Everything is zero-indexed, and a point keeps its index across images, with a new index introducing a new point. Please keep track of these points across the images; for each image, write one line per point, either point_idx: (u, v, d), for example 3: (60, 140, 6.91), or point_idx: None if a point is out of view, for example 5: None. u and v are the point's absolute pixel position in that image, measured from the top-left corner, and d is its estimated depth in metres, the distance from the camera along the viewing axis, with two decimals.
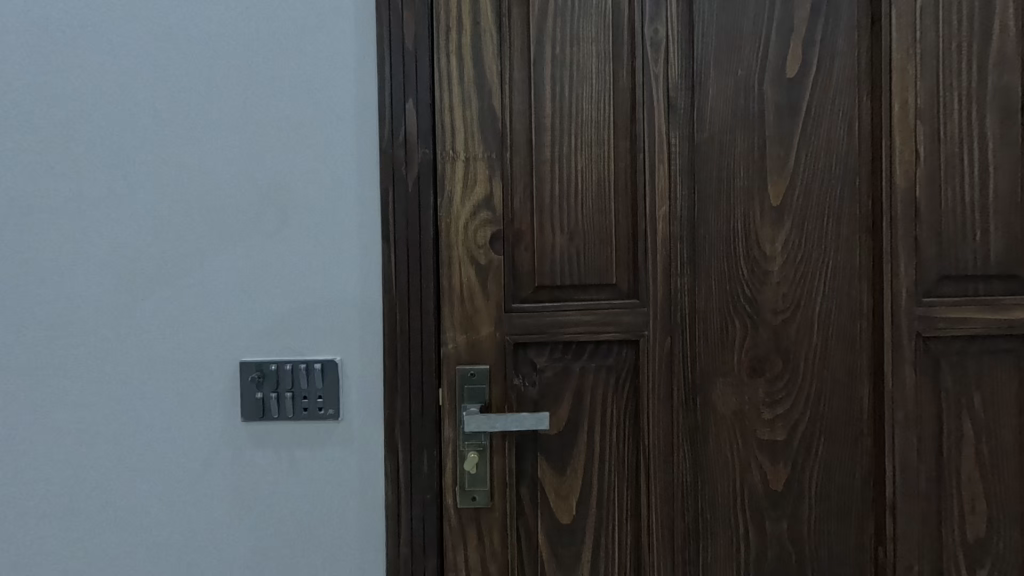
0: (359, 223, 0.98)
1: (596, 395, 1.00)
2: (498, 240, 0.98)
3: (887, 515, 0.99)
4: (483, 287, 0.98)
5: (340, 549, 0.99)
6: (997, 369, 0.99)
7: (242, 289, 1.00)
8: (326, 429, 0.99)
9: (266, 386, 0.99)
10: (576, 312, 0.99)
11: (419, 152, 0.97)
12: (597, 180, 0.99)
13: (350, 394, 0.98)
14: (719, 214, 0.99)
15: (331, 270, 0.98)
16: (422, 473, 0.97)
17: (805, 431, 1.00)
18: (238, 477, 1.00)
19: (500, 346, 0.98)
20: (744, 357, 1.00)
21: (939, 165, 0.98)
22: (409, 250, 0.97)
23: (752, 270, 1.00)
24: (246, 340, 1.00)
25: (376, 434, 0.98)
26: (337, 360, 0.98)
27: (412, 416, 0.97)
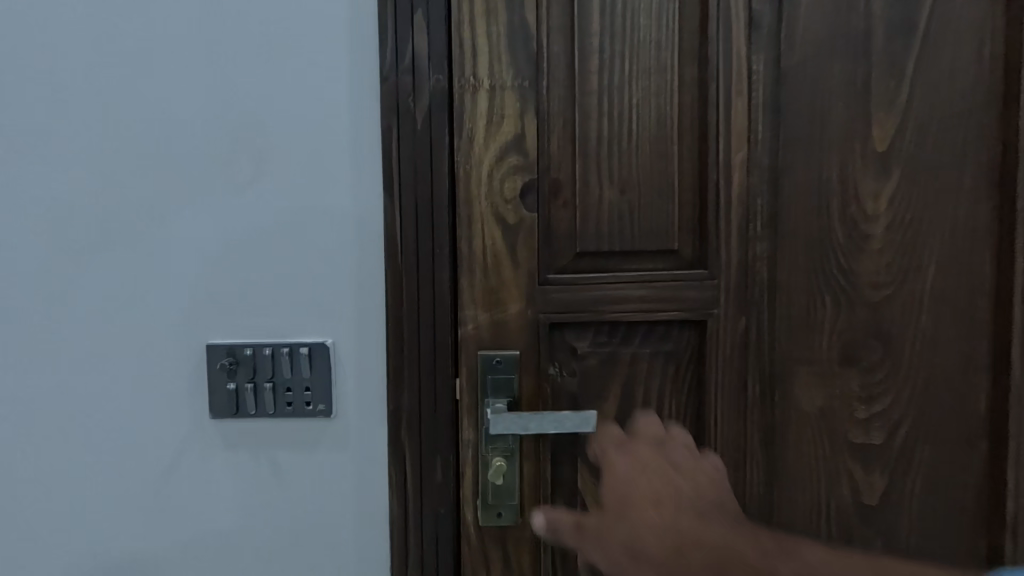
0: (354, 171, 0.76)
1: (650, 388, 0.81)
2: (531, 193, 0.77)
3: (1004, 537, 0.81)
4: (512, 253, 0.77)
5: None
6: None
7: (206, 255, 0.78)
8: (315, 430, 0.79)
9: (238, 376, 0.78)
10: (628, 285, 0.79)
11: (432, 79, 0.75)
12: (657, 118, 0.78)
13: (345, 386, 0.78)
14: (811, 163, 0.78)
15: (319, 230, 0.77)
16: (435, 483, 0.78)
17: (907, 434, 0.81)
18: (206, 491, 0.80)
19: (533, 328, 0.78)
20: (835, 342, 0.80)
21: None
22: (419, 205, 0.76)
23: (850, 235, 0.79)
24: (213, 319, 0.78)
25: (379, 436, 0.79)
26: (329, 343, 0.78)
27: (422, 414, 0.78)
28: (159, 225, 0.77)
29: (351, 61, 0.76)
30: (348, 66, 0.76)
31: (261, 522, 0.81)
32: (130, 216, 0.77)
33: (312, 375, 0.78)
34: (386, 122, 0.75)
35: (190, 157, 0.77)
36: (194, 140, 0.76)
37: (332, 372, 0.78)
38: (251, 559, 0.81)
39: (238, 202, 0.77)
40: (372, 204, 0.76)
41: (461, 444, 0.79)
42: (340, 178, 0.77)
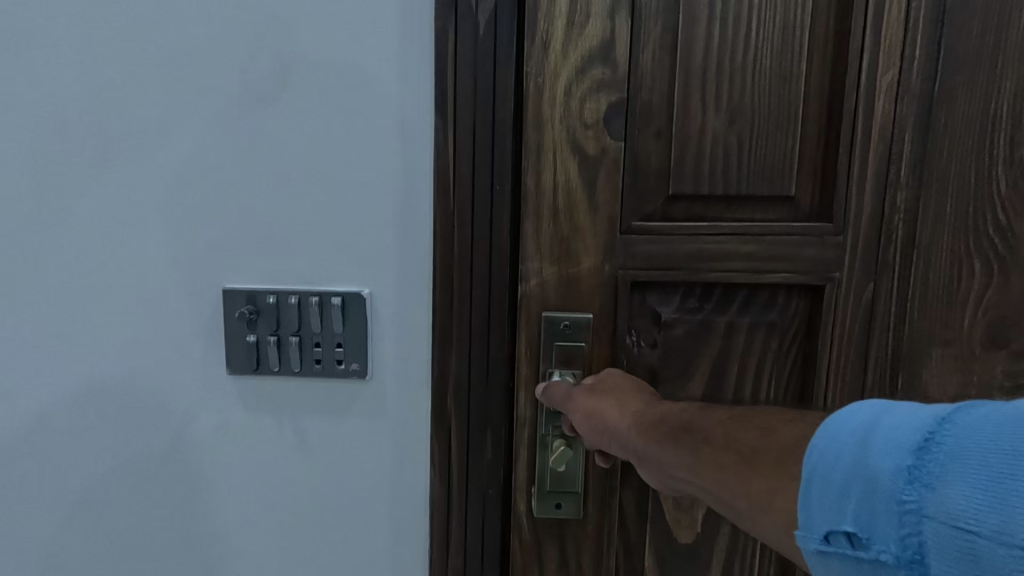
0: (398, 83, 0.60)
1: (747, 366, 0.67)
2: (618, 119, 0.61)
3: None
4: (590, 193, 0.62)
5: (365, 568, 0.70)
6: None
7: (216, 184, 0.64)
8: (347, 398, 0.67)
9: (260, 327, 0.65)
10: (731, 238, 0.64)
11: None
12: (783, 26, 0.61)
13: (384, 344, 0.65)
14: (977, 90, 0.61)
15: (353, 158, 0.62)
16: (485, 465, 0.66)
17: None
18: (218, 464, 0.69)
19: (610, 287, 0.64)
20: (982, 319, 0.65)
21: None
22: (478, 125, 0.60)
23: (1017, 187, 0.63)
24: (227, 263, 0.65)
25: (420, 411, 0.66)
26: (366, 295, 0.64)
27: (474, 383, 0.64)
28: (161, 147, 0.63)
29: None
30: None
31: (278, 502, 0.69)
32: (124, 129, 0.63)
33: (346, 331, 0.65)
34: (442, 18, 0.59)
35: (197, 62, 0.62)
36: (202, 39, 0.61)
37: (369, 328, 0.65)
38: (265, 540, 0.70)
39: (255, 120, 0.62)
40: (418, 126, 0.61)
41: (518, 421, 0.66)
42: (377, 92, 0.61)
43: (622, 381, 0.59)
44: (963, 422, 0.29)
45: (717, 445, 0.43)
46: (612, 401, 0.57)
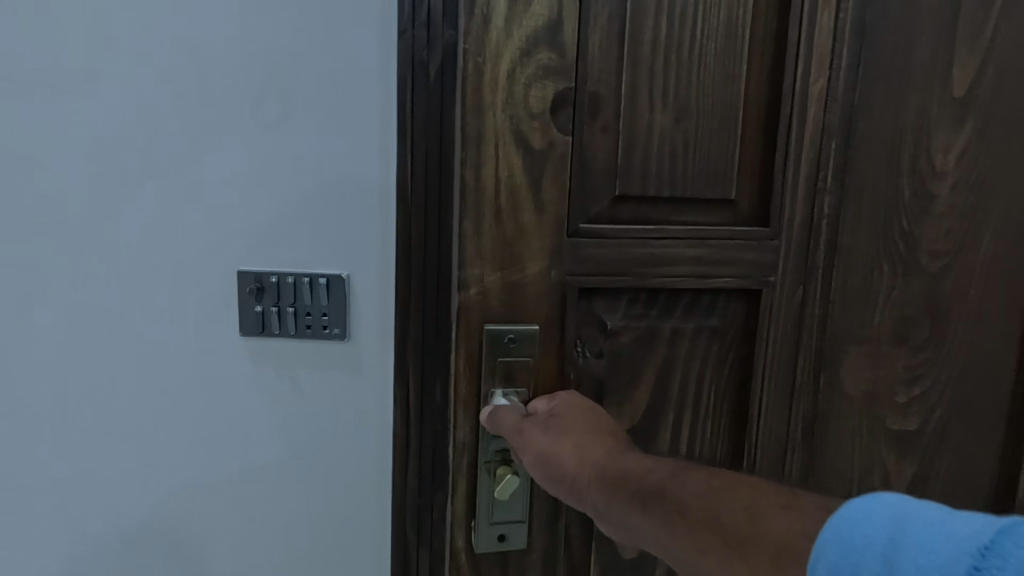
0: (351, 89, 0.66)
1: (689, 372, 0.65)
2: (566, 110, 0.56)
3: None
4: (536, 192, 0.56)
5: (329, 538, 0.75)
6: None
7: (182, 188, 0.68)
8: (334, 371, 0.72)
9: (260, 303, 0.70)
10: (677, 243, 0.62)
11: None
12: (726, 24, 0.59)
13: (361, 314, 0.71)
14: (889, 104, 0.65)
15: (316, 164, 0.67)
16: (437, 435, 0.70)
17: (941, 420, 0.74)
18: (180, 454, 0.73)
19: (557, 295, 0.58)
20: (888, 317, 0.70)
21: None
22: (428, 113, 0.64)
23: (917, 196, 0.68)
24: (191, 255, 0.70)
25: (379, 386, 0.72)
26: (347, 276, 0.70)
27: (430, 354, 0.68)
28: (128, 140, 0.67)
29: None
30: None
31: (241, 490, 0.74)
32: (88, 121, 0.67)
33: (329, 307, 0.70)
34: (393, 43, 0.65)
35: (156, 66, 0.66)
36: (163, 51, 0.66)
37: (349, 302, 0.71)
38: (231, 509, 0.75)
39: (217, 115, 0.67)
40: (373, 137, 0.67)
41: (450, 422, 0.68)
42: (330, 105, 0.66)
43: (578, 418, 0.53)
44: (1011, 558, 0.26)
45: (695, 520, 0.39)
46: (568, 445, 0.51)
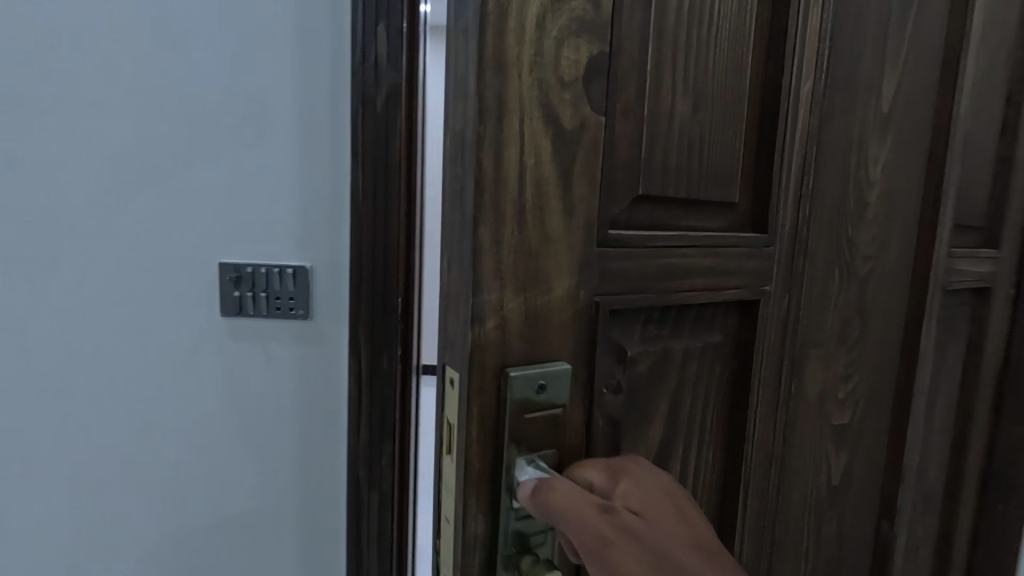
0: (301, 129, 0.95)
1: (696, 396, 0.58)
2: (600, 82, 0.43)
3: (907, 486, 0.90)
4: (566, 188, 0.42)
5: (291, 457, 1.04)
6: (963, 323, 0.96)
7: (169, 195, 0.95)
8: (298, 333, 1.01)
9: (243, 285, 0.98)
10: (697, 252, 0.53)
11: (382, 65, 0.91)
12: (739, 6, 0.53)
13: (319, 292, 0.99)
14: (845, 113, 0.67)
15: (279, 186, 0.96)
16: (378, 379, 0.99)
17: (862, 409, 0.81)
18: (167, 394, 1.01)
19: (582, 322, 0.45)
20: (837, 319, 0.73)
21: (982, 98, 0.85)
22: (373, 158, 0.93)
23: (858, 203, 0.72)
24: (173, 246, 0.97)
25: (330, 342, 1.01)
26: (309, 268, 0.98)
27: (373, 320, 0.97)
28: (127, 160, 0.94)
29: (320, 43, 0.93)
30: (298, 52, 0.93)
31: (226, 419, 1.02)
32: (95, 143, 0.93)
33: (295, 289, 0.99)
34: (350, 99, 0.94)
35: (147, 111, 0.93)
36: (157, 104, 0.93)
37: (310, 286, 0.99)
38: (208, 435, 1.03)
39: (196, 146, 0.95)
40: (333, 167, 0.96)
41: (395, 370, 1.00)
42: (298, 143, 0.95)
43: (668, 527, 0.45)
44: None
45: None
46: None
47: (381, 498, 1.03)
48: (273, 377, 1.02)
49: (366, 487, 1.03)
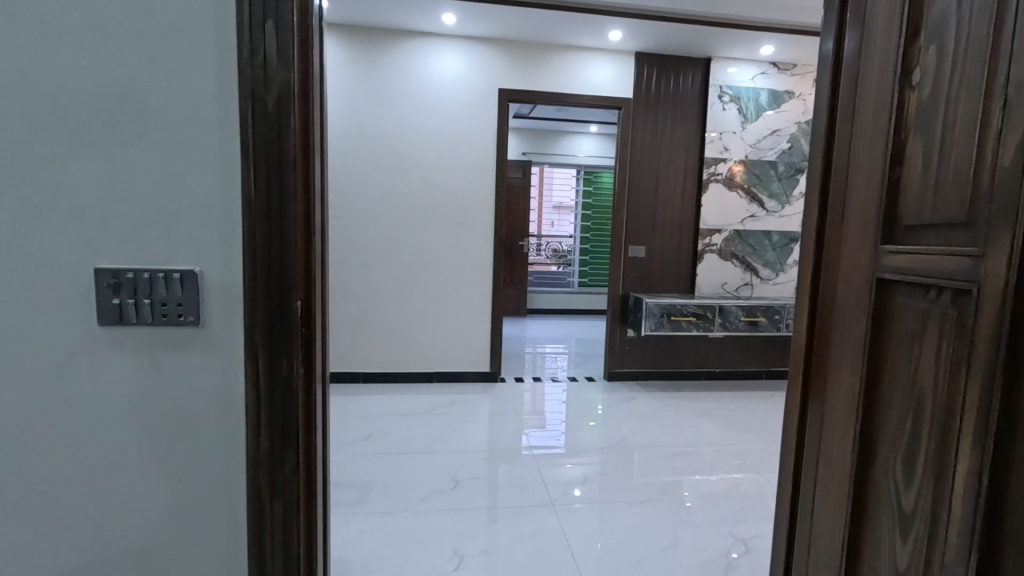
0: (183, 98, 0.75)
1: None
2: None
3: (817, 470, 0.93)
4: None
5: (190, 505, 0.84)
6: (804, 316, 0.99)
7: (15, 180, 0.74)
8: (190, 353, 0.80)
9: (123, 295, 0.77)
10: None
11: (271, 42, 0.74)
12: None
13: (213, 298, 0.79)
14: None
15: (162, 171, 0.76)
16: (283, 396, 0.81)
17: (914, 442, 0.71)
18: (17, 438, 0.79)
19: None
20: (991, 353, 0.60)
21: (851, 106, 0.87)
22: (272, 141, 0.76)
23: (1001, 219, 0.59)
24: (25, 246, 0.75)
25: (230, 359, 0.80)
26: (199, 272, 0.78)
27: (273, 325, 0.79)
28: None
29: (194, 19, 0.74)
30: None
31: (92, 459, 0.81)
32: None
33: (184, 296, 0.78)
34: (235, 84, 0.75)
35: None
36: None
37: (204, 292, 0.79)
38: (76, 489, 0.81)
39: (43, 119, 0.74)
40: (221, 161, 0.76)
41: (299, 389, 0.81)
42: (174, 130, 0.76)
43: None
44: None
45: None
46: None
47: (291, 542, 0.85)
48: (159, 412, 0.81)
49: (269, 530, 0.84)
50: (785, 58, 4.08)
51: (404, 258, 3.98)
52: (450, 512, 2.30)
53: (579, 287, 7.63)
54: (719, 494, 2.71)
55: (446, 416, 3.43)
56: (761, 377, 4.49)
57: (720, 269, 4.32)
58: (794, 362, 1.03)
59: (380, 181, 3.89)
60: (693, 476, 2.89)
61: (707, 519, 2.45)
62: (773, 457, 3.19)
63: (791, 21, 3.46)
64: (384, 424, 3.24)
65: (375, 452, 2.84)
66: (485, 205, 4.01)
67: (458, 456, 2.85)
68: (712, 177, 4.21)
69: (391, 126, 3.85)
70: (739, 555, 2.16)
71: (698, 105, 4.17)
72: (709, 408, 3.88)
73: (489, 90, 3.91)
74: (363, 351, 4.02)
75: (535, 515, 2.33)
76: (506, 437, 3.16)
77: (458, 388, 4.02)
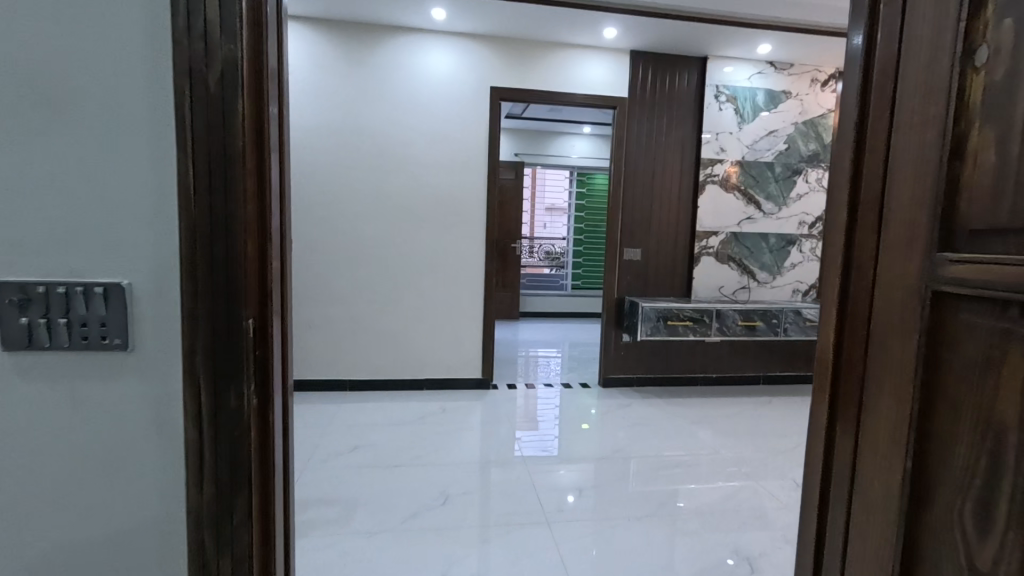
0: (103, 76, 0.63)
1: None
2: None
3: (851, 504, 0.83)
4: None
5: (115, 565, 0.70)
6: (835, 331, 0.88)
7: None
8: (114, 381, 0.67)
9: (31, 313, 0.65)
10: None
11: (212, 9, 0.62)
12: None
13: (143, 316, 0.66)
14: None
15: (78, 165, 0.64)
16: (228, 432, 0.68)
17: (991, 486, 0.60)
18: None
19: None
20: None
21: (892, 95, 0.77)
22: (214, 128, 0.63)
23: None
24: None
25: (165, 388, 0.68)
26: (126, 284, 0.66)
27: (216, 347, 0.66)
28: None
29: None
30: None
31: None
32: None
33: (107, 314, 0.66)
34: (170, 61, 0.63)
35: None
36: None
37: (131, 310, 0.66)
38: None
39: None
40: (152, 153, 0.64)
41: (252, 424, 0.69)
42: (98, 114, 0.63)
43: None
44: None
45: None
46: None
47: None
48: (81, 452, 0.68)
49: None
50: (782, 57, 4.00)
51: (392, 261, 3.85)
52: (438, 531, 2.18)
53: (572, 290, 7.52)
54: (717, 503, 2.61)
55: (434, 426, 3.29)
56: (758, 382, 4.41)
57: (716, 272, 4.23)
58: (821, 380, 0.93)
59: (367, 181, 3.75)
60: (688, 485, 2.79)
61: (703, 527, 2.37)
62: (774, 464, 3.09)
63: (789, 18, 3.37)
64: (370, 435, 3.10)
65: (359, 466, 2.70)
66: (477, 206, 3.89)
67: (448, 468, 2.72)
68: (708, 179, 4.12)
69: (378, 124, 3.72)
70: (735, 561, 2.10)
71: (694, 106, 4.09)
72: (706, 414, 3.78)
73: (480, 88, 3.79)
74: (350, 357, 3.88)
75: (528, 533, 2.21)
76: (497, 448, 3.04)
77: (448, 395, 3.89)
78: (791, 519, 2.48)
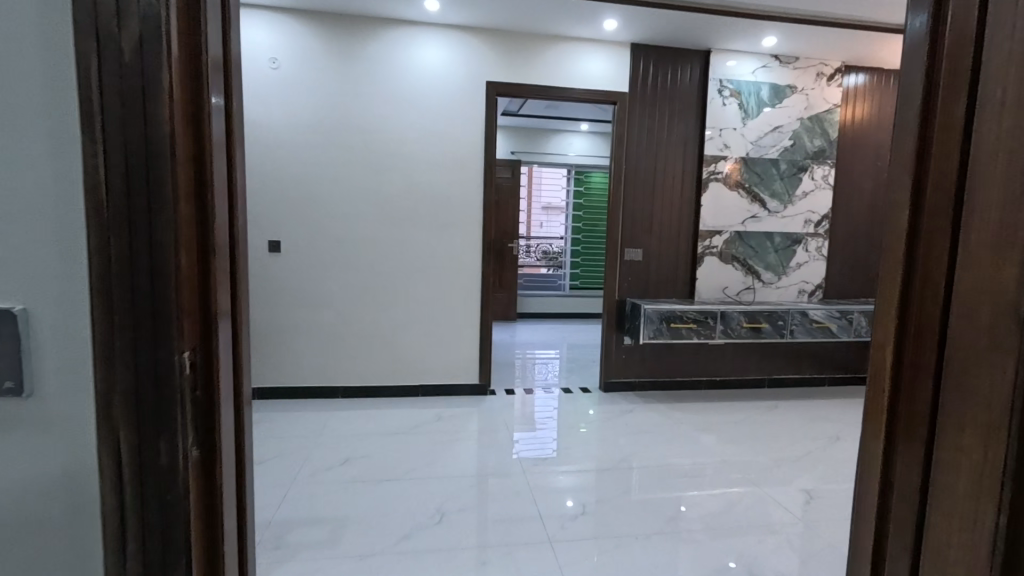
0: None
1: None
2: None
3: (918, 556, 0.71)
4: None
5: None
6: (895, 349, 0.75)
7: None
8: (8, 437, 0.51)
9: None
10: None
11: None
12: None
13: (44, 350, 0.50)
14: None
15: None
16: (158, 502, 0.51)
17: None
18: None
19: None
20: None
21: (978, 69, 0.64)
22: (127, 97, 0.47)
23: None
24: None
25: (74, 445, 0.51)
26: (21, 310, 0.49)
27: (140, 390, 0.50)
28: None
29: None
30: None
31: None
32: None
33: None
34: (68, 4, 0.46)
35: None
36: None
37: (29, 342, 0.50)
38: None
39: None
40: (48, 131, 0.48)
41: (192, 488, 0.53)
42: None
43: None
44: None
45: None
46: None
47: None
48: None
49: None
50: (787, 50, 3.88)
51: (385, 264, 3.71)
52: (433, 553, 2.04)
53: (570, 290, 7.39)
54: (719, 510, 2.50)
55: (428, 437, 3.14)
56: (763, 385, 4.29)
57: (720, 273, 4.11)
58: (874, 404, 0.80)
59: (359, 180, 3.61)
60: (688, 492, 2.68)
61: (707, 533, 2.31)
62: (782, 470, 2.98)
63: (797, 9, 3.25)
64: (362, 445, 2.96)
65: (350, 481, 2.55)
66: (473, 206, 3.76)
67: (445, 482, 2.60)
68: (711, 176, 4.00)
69: (371, 121, 3.57)
70: (737, 565, 2.08)
71: (696, 102, 3.96)
72: (711, 419, 3.67)
73: (477, 83, 3.66)
74: (343, 363, 3.74)
75: (529, 554, 2.07)
76: (495, 459, 2.90)
77: (444, 402, 3.76)
78: (795, 528, 2.39)
